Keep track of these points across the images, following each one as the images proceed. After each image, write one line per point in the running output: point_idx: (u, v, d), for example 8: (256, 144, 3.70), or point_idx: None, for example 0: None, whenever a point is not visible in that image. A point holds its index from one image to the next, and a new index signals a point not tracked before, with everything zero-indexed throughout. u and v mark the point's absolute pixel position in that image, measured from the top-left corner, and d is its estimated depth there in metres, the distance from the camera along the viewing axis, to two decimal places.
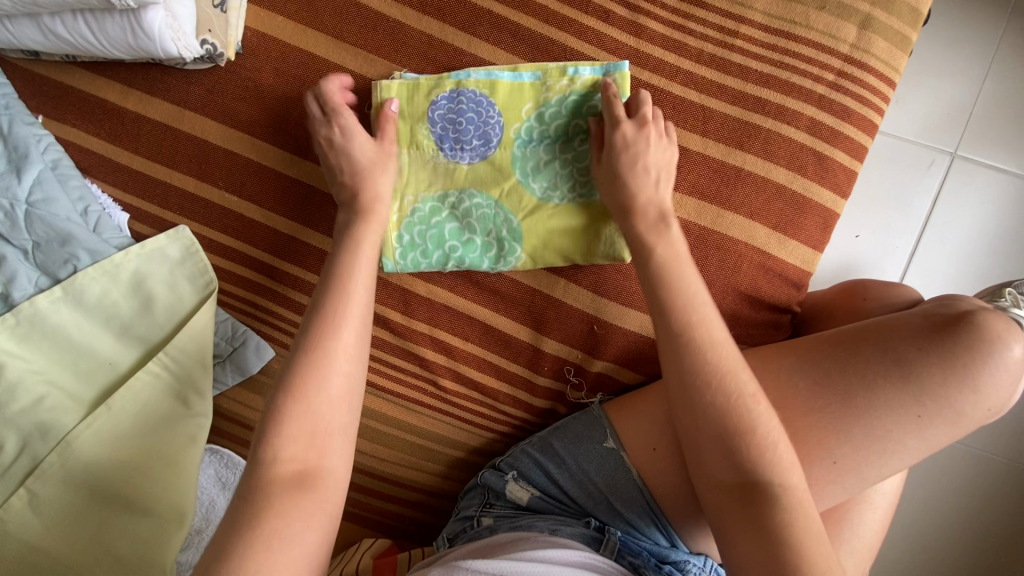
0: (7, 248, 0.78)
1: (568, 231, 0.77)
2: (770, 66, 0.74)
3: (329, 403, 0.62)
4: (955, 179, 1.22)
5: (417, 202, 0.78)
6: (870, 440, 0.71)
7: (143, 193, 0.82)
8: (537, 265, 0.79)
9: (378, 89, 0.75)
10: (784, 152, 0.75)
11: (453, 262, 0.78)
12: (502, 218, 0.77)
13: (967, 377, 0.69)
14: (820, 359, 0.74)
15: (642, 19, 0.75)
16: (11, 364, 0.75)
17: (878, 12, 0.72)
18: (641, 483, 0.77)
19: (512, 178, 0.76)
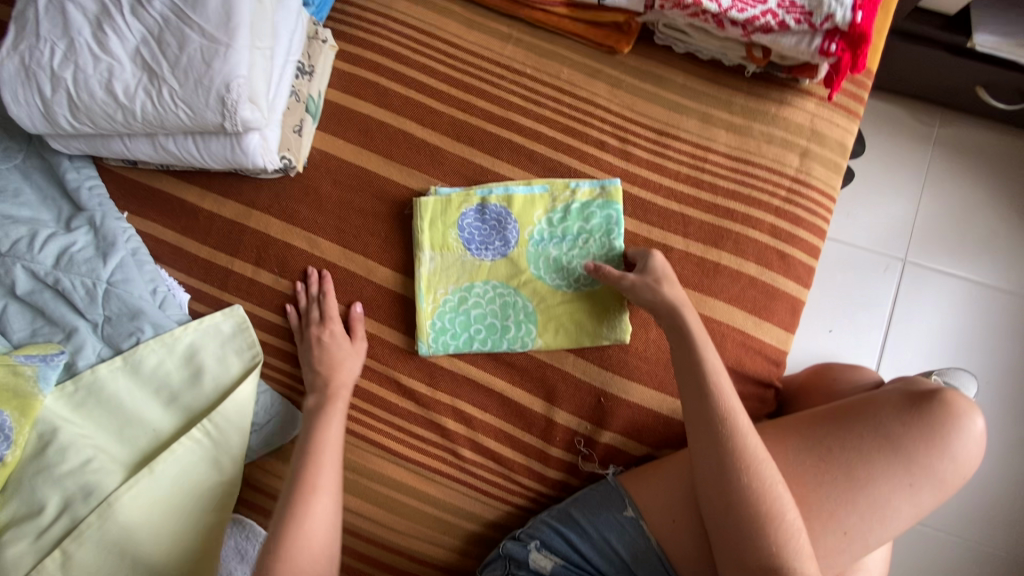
0: (81, 321, 0.88)
1: (575, 319, 0.90)
2: (734, 183, 0.92)
3: (316, 534, 0.79)
4: (907, 281, 1.39)
5: (448, 294, 0.92)
6: (874, 513, 0.78)
7: (205, 276, 0.95)
8: (549, 346, 0.90)
9: (417, 203, 0.93)
10: (752, 250, 0.90)
11: (477, 342, 0.91)
12: (520, 305, 0.91)
13: (945, 447, 0.78)
14: (819, 435, 0.81)
15: (631, 148, 0.95)
16: (65, 429, 0.82)
17: (814, 145, 0.93)
18: (659, 549, 0.82)
19: (527, 271, 0.91)
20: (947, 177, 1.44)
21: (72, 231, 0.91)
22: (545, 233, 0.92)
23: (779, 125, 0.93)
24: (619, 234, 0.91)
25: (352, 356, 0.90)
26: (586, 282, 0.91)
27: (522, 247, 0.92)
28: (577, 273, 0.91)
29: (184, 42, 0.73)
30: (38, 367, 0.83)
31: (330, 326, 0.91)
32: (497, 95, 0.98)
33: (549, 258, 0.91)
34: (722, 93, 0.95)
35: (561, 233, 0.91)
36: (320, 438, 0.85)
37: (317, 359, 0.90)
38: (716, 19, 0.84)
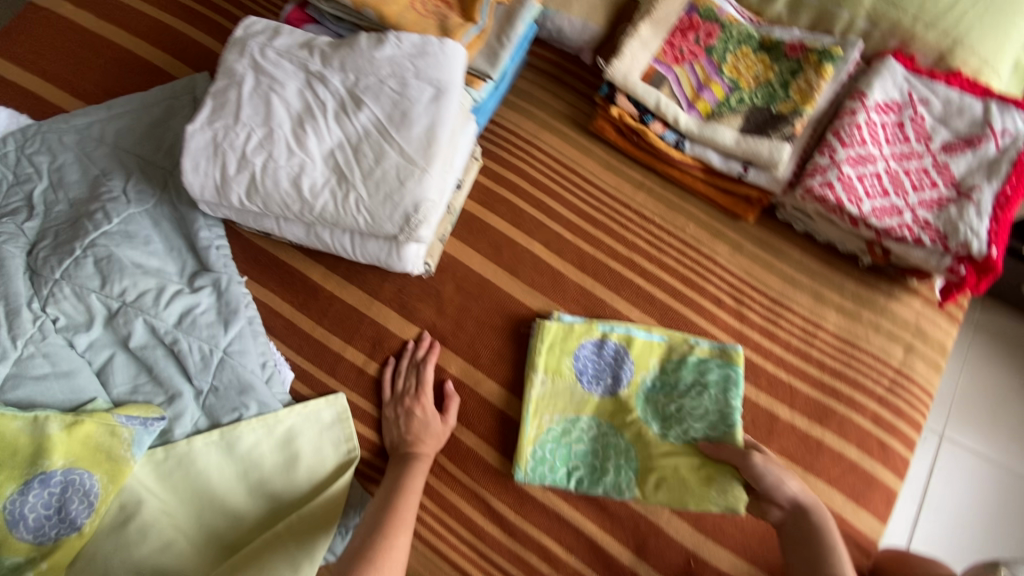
0: (187, 386, 0.86)
1: (681, 476, 0.88)
2: (841, 364, 0.96)
3: None
4: (944, 453, 1.36)
5: (553, 423, 0.92)
6: None
7: (314, 358, 0.94)
8: (648, 499, 0.89)
9: (537, 324, 0.96)
10: (854, 434, 0.93)
11: (574, 479, 0.90)
12: (623, 449, 0.91)
13: None
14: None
15: (745, 310, 0.99)
16: (149, 503, 0.79)
17: (918, 342, 0.98)
18: None
19: (637, 416, 0.91)
20: (993, 354, 1.44)
21: (197, 291, 0.91)
22: (658, 380, 0.94)
23: (886, 317, 0.99)
24: (737, 394, 0.91)
25: (439, 428, 0.91)
26: (696, 436, 0.90)
27: (632, 390, 0.93)
28: (689, 424, 0.91)
29: (382, 158, 0.76)
30: (135, 431, 0.79)
31: (423, 398, 0.91)
32: (625, 235, 1.02)
33: (659, 405, 0.92)
34: (835, 276, 1.01)
35: (674, 382, 0.93)
36: (389, 524, 0.82)
37: (405, 429, 0.90)
38: (852, 219, 0.90)
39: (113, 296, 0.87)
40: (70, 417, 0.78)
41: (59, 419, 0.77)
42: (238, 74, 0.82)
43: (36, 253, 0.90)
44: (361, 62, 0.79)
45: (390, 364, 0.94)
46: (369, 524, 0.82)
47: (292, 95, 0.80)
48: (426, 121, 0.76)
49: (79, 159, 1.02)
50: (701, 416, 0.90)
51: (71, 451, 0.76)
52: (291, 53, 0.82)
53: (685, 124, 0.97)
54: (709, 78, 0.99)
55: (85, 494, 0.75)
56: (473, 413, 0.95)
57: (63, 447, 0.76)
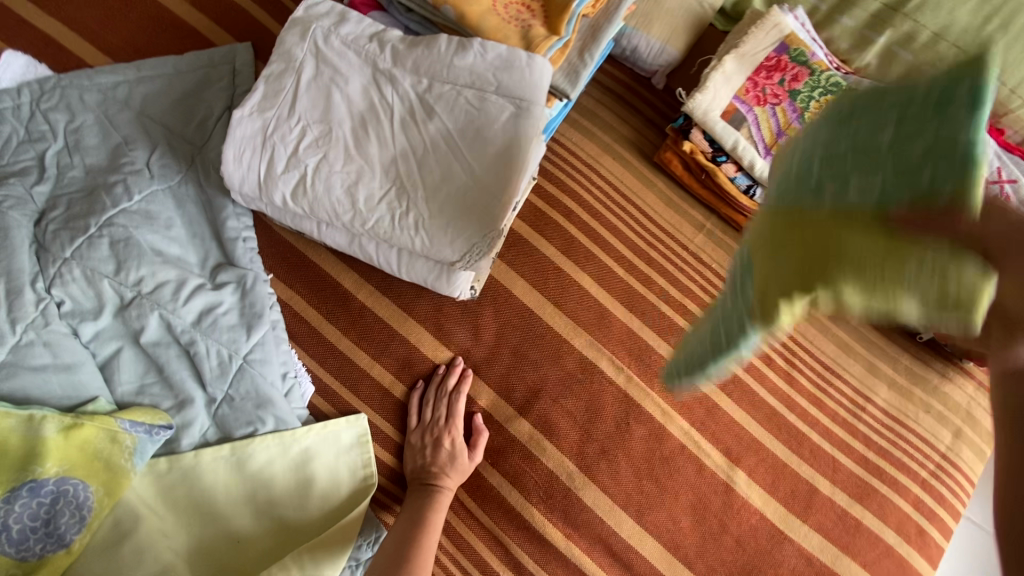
0: (198, 393, 0.78)
1: (859, 260, 0.33)
2: (888, 441, 0.92)
3: None
4: None
5: (697, 326, 0.48)
6: None
7: (338, 373, 0.87)
8: (757, 321, 0.37)
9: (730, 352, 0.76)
10: (894, 516, 0.89)
11: (707, 351, 0.42)
12: (738, 270, 0.43)
13: None
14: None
15: (795, 373, 0.94)
16: (148, 522, 0.72)
17: (967, 428, 0.94)
18: None
19: (764, 211, 0.45)
20: None
21: (219, 288, 0.83)
22: (862, 97, 0.40)
23: (938, 397, 0.95)
24: (989, 92, 0.32)
25: (467, 463, 0.87)
26: (892, 196, 0.35)
27: (795, 155, 0.45)
28: (853, 181, 0.38)
29: (449, 176, 0.69)
30: (140, 440, 0.71)
31: (453, 431, 0.85)
32: (680, 278, 0.97)
33: (851, 151, 0.39)
34: (891, 347, 0.96)
35: (907, 87, 0.37)
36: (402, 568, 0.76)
37: (431, 462, 0.85)
38: None
39: (128, 284, 0.80)
40: (69, 419, 0.70)
41: (53, 420, 0.69)
42: (297, 59, 0.74)
43: (45, 224, 0.82)
44: (437, 67, 0.71)
45: (418, 389, 0.88)
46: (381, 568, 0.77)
47: (356, 92, 0.72)
48: (502, 142, 0.69)
49: (101, 122, 0.91)
50: (911, 136, 0.35)
51: (66, 457, 0.68)
52: (357, 43, 0.73)
53: (760, 171, 0.90)
54: (790, 125, 0.92)
55: (79, 506, 0.68)
56: (501, 450, 0.89)
57: (58, 452, 0.68)
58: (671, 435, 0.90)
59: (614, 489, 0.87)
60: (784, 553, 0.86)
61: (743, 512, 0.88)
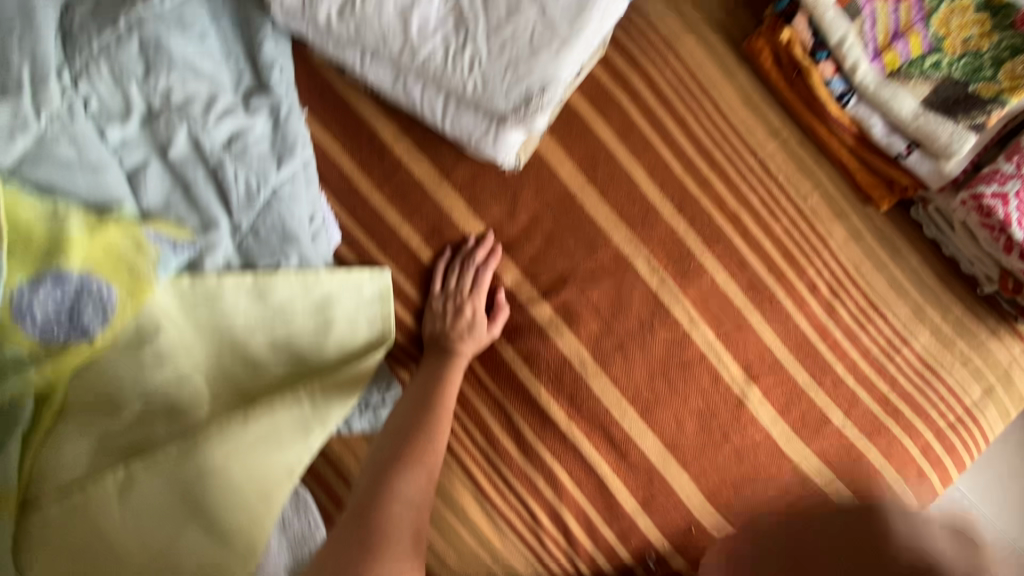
0: (224, 218, 0.76)
1: None
2: (913, 387, 0.89)
3: (423, 471, 0.77)
4: None
5: None
6: None
7: (366, 226, 0.84)
8: None
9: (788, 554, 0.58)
10: (898, 456, 0.89)
11: None
12: None
13: None
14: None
15: (838, 305, 0.90)
16: (168, 333, 0.72)
17: (1000, 387, 0.90)
18: None
19: None
20: None
21: (252, 113, 0.78)
22: None
23: (979, 353, 0.90)
24: None
25: (488, 336, 0.86)
26: None
27: None
28: None
29: (516, 14, 0.65)
30: (163, 253, 0.71)
31: (476, 301, 0.84)
32: (739, 186, 0.89)
33: None
34: (945, 296, 0.91)
35: None
36: (410, 443, 0.78)
37: (451, 329, 0.84)
38: (1009, 244, 0.79)
39: (156, 93, 0.75)
40: (94, 218, 0.69)
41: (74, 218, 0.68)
42: None
43: (69, 12, 0.75)
44: None
45: (444, 256, 0.85)
46: (393, 437, 0.80)
47: None
48: None
49: None
50: None
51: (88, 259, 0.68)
52: None
53: (862, 75, 0.82)
54: (911, 26, 0.82)
55: (105, 308, 0.69)
56: (522, 330, 0.88)
57: (84, 248, 0.68)
58: (693, 344, 0.88)
59: (625, 384, 0.88)
60: (778, 471, 0.88)
61: (749, 427, 0.88)
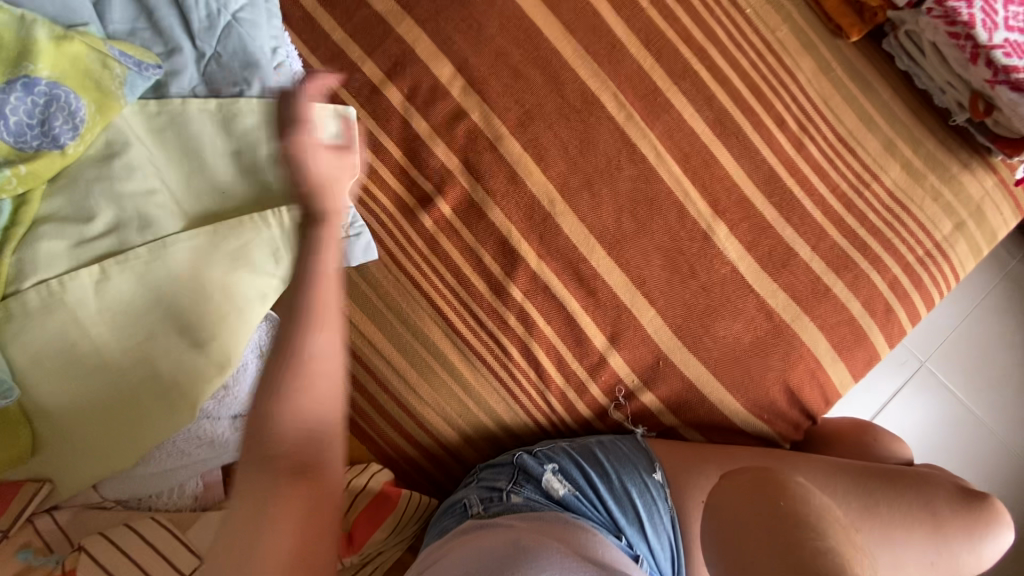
0: (187, 44, 0.78)
1: None
2: (882, 222, 0.89)
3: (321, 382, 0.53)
4: (913, 384, 1.49)
5: None
6: (886, 551, 0.77)
7: (330, 63, 0.86)
8: None
9: None
10: (866, 291, 0.89)
11: None
12: None
13: (970, 536, 0.78)
14: (870, 486, 0.79)
15: (806, 140, 0.89)
16: (136, 148, 0.74)
17: (971, 223, 0.90)
18: (675, 515, 0.83)
19: None
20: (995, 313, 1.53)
21: None
22: None
23: (950, 186, 0.90)
24: None
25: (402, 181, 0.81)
26: None
27: None
28: None
29: None
30: (128, 72, 0.72)
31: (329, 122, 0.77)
32: (704, 21, 0.89)
33: None
34: (913, 130, 0.90)
35: None
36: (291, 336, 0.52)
37: None
38: (975, 50, 0.82)
39: None
40: (60, 31, 0.70)
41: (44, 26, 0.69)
42: None
43: None
44: None
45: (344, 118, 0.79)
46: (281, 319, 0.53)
47: None
48: None
49: None
50: None
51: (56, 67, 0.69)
52: None
53: None
54: None
55: (74, 118, 0.70)
56: (488, 168, 0.87)
57: (51, 58, 0.69)
58: (659, 179, 0.88)
59: (592, 219, 0.88)
60: (743, 305, 0.88)
61: (715, 263, 0.88)
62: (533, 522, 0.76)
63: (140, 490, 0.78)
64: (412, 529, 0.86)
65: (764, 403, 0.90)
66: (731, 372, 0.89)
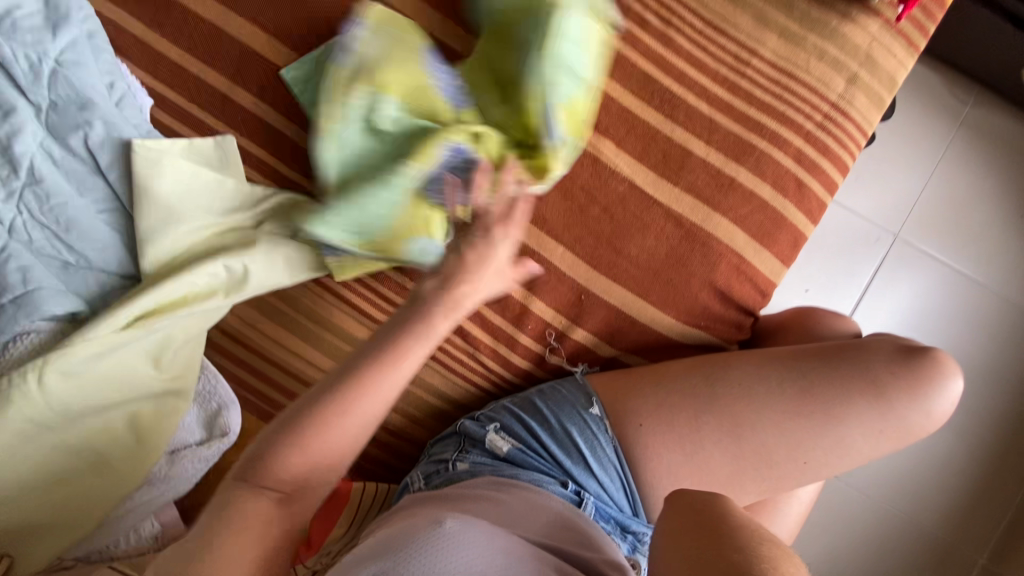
0: (21, 101, 0.78)
1: None
2: (771, 96, 0.85)
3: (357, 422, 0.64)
4: (892, 257, 1.35)
5: None
6: (828, 432, 0.72)
7: (172, 82, 0.84)
8: None
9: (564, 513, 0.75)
10: (772, 172, 0.85)
11: None
12: None
13: (918, 393, 0.71)
14: (805, 368, 0.74)
15: (672, 34, 0.86)
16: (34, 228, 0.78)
17: (865, 73, 0.86)
18: (616, 446, 0.77)
19: None
20: (971, 154, 1.37)
21: None
22: None
23: (834, 42, 0.86)
24: None
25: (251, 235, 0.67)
26: None
27: None
28: None
29: None
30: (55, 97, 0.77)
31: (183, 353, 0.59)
32: None
33: None
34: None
35: None
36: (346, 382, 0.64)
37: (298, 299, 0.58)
38: None
39: None
40: None
41: (566, 129, 0.71)
42: None
43: None
44: None
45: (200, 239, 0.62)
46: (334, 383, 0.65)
47: None
48: None
49: None
50: None
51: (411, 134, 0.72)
52: None
53: None
54: None
55: (461, 161, 0.70)
56: None
57: None
58: None
59: None
60: (651, 217, 0.85)
61: (611, 182, 0.85)
62: (465, 501, 0.72)
63: (99, 541, 0.83)
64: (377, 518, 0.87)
65: (696, 310, 0.86)
66: (653, 286, 0.85)
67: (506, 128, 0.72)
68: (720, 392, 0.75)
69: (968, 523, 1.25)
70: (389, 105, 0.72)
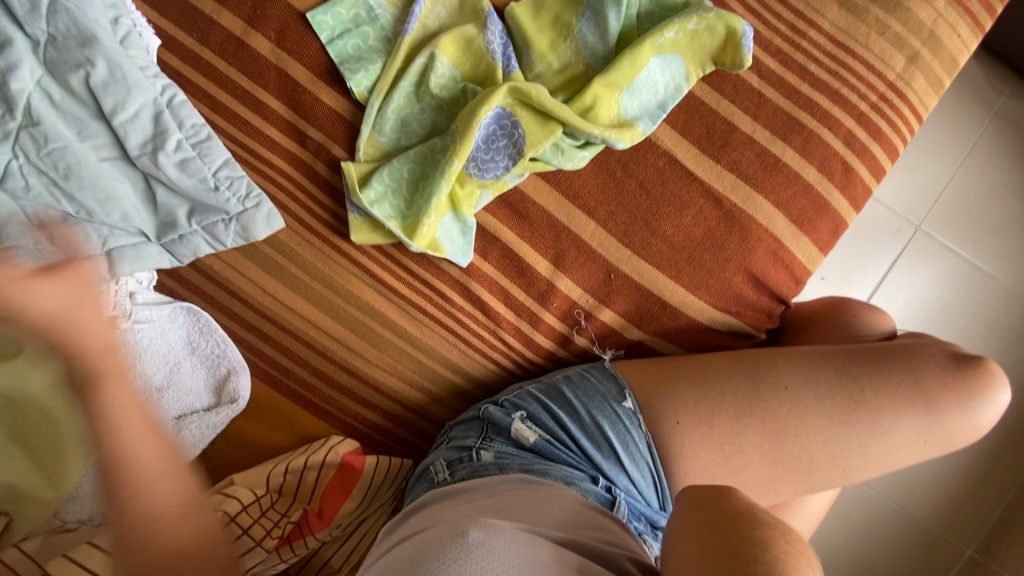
0: (17, 32, 0.71)
1: None
2: (826, 72, 0.80)
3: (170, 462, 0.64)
4: (913, 249, 1.32)
5: None
6: (873, 440, 0.70)
7: (183, 22, 0.77)
8: None
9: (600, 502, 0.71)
10: (819, 153, 0.80)
11: None
12: None
13: (967, 406, 0.69)
14: (854, 373, 0.71)
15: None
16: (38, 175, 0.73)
17: (927, 52, 0.81)
18: (650, 441, 0.75)
19: None
20: (1008, 146, 1.32)
21: None
22: None
23: (896, 16, 0.80)
24: None
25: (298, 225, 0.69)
26: None
27: None
28: None
29: None
30: (58, 62, 0.72)
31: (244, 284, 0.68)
32: None
33: None
34: None
35: None
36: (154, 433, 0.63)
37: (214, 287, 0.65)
38: None
39: None
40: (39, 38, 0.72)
41: (620, 133, 0.76)
42: None
43: None
44: None
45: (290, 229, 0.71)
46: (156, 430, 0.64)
47: None
48: None
49: None
50: None
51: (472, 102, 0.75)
52: None
53: None
54: None
55: (514, 147, 0.76)
56: None
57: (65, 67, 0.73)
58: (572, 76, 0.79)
59: None
60: (690, 198, 0.80)
61: (651, 158, 0.80)
62: (498, 498, 0.68)
63: (101, 503, 0.81)
64: (388, 492, 0.87)
65: (728, 296, 0.83)
66: (687, 270, 0.81)
67: (570, 109, 0.74)
68: (759, 392, 0.73)
69: (969, 519, 1.25)
70: (432, 92, 0.77)
